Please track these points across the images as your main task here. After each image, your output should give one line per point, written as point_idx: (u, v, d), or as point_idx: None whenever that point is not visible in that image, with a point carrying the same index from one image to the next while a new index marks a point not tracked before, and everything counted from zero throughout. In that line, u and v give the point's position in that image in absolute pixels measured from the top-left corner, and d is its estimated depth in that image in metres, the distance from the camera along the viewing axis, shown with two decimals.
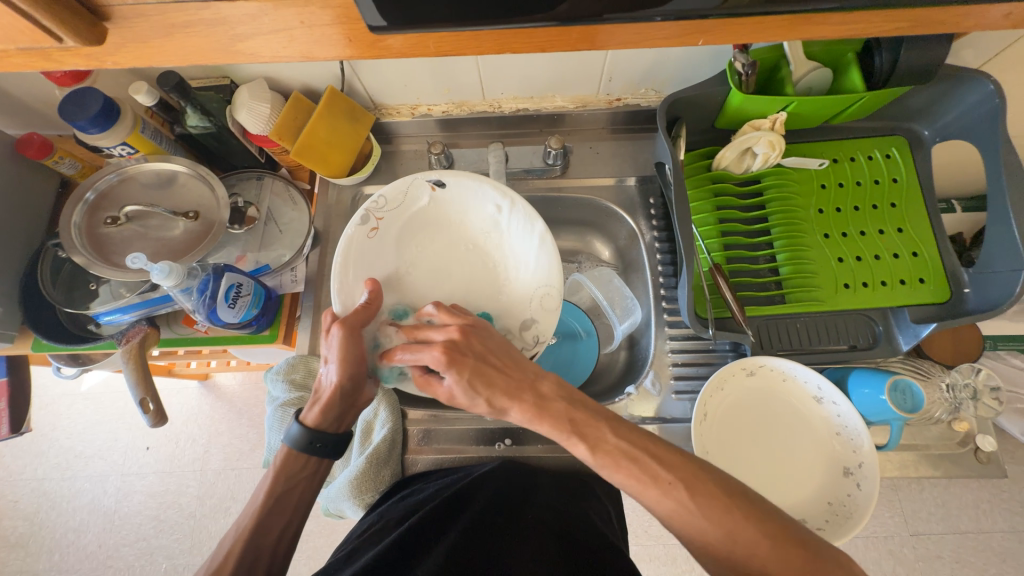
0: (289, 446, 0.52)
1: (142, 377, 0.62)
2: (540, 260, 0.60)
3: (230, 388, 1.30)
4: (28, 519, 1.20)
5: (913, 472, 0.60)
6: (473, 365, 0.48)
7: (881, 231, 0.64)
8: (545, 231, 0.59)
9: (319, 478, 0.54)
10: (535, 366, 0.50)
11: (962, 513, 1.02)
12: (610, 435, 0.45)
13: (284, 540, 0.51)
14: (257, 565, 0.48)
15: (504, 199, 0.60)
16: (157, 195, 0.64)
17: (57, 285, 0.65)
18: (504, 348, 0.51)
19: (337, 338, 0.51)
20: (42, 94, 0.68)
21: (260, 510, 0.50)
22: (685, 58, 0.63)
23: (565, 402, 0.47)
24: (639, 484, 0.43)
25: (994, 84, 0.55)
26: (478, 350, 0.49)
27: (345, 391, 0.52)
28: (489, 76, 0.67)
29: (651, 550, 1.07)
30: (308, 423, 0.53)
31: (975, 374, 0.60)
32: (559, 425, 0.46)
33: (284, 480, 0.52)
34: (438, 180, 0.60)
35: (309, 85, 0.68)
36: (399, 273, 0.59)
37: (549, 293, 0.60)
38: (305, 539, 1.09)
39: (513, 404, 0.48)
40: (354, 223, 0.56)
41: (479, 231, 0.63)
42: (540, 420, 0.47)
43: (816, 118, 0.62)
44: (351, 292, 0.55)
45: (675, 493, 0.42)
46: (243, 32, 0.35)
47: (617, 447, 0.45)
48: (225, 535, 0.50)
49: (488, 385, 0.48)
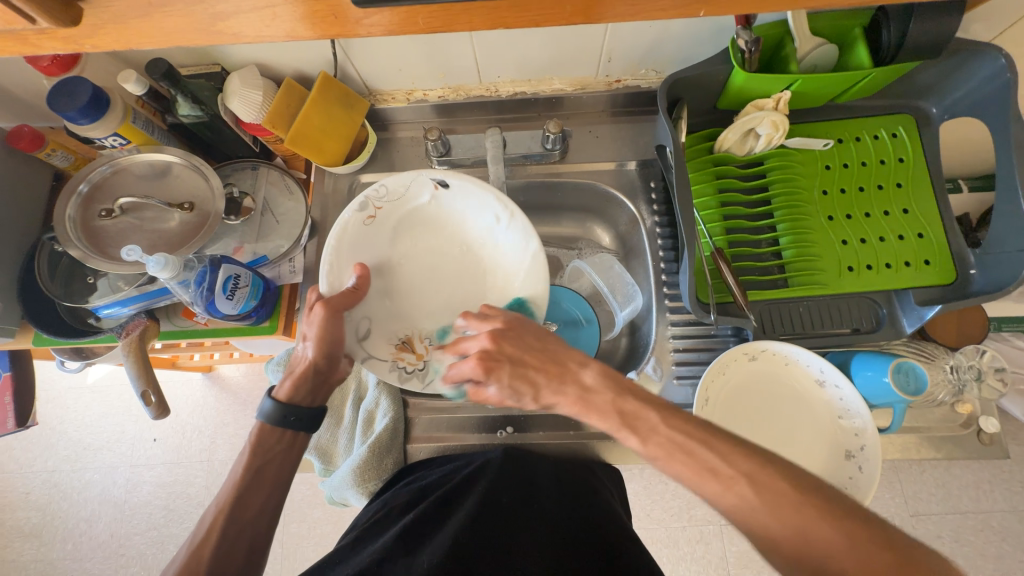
0: (262, 420, 0.53)
1: (143, 369, 0.62)
2: (529, 278, 0.58)
3: (234, 380, 1.31)
4: (40, 510, 1.22)
5: (915, 454, 0.60)
6: (510, 369, 0.47)
7: (885, 212, 0.63)
8: (540, 250, 0.58)
9: (296, 452, 0.54)
10: (571, 356, 0.48)
11: (963, 493, 1.03)
12: (662, 424, 0.43)
13: (265, 514, 0.51)
14: (240, 538, 0.48)
15: (503, 210, 0.58)
16: (151, 186, 0.64)
17: (54, 279, 0.64)
18: (537, 342, 0.49)
19: (317, 316, 0.51)
20: (31, 84, 0.67)
21: (239, 484, 0.50)
22: (687, 36, 0.62)
23: (610, 393, 0.46)
24: (699, 476, 0.41)
25: (1006, 58, 0.53)
26: (513, 353, 0.48)
27: (318, 368, 0.53)
28: (485, 58, 0.66)
29: (654, 533, 1.08)
30: (281, 398, 0.53)
31: (980, 356, 0.60)
32: (606, 417, 0.45)
33: (260, 454, 0.52)
34: (442, 180, 0.59)
35: (301, 70, 0.66)
36: (391, 262, 0.60)
37: (532, 312, 0.58)
38: (312, 526, 1.11)
39: (557, 399, 0.47)
40: (353, 208, 0.57)
41: (475, 236, 0.61)
42: (588, 413, 0.46)
43: (821, 96, 0.60)
44: (340, 275, 0.55)
45: (737, 487, 0.39)
46: (225, 10, 0.34)
47: (669, 438, 0.42)
48: (205, 510, 0.50)
49: (531, 386, 0.47)
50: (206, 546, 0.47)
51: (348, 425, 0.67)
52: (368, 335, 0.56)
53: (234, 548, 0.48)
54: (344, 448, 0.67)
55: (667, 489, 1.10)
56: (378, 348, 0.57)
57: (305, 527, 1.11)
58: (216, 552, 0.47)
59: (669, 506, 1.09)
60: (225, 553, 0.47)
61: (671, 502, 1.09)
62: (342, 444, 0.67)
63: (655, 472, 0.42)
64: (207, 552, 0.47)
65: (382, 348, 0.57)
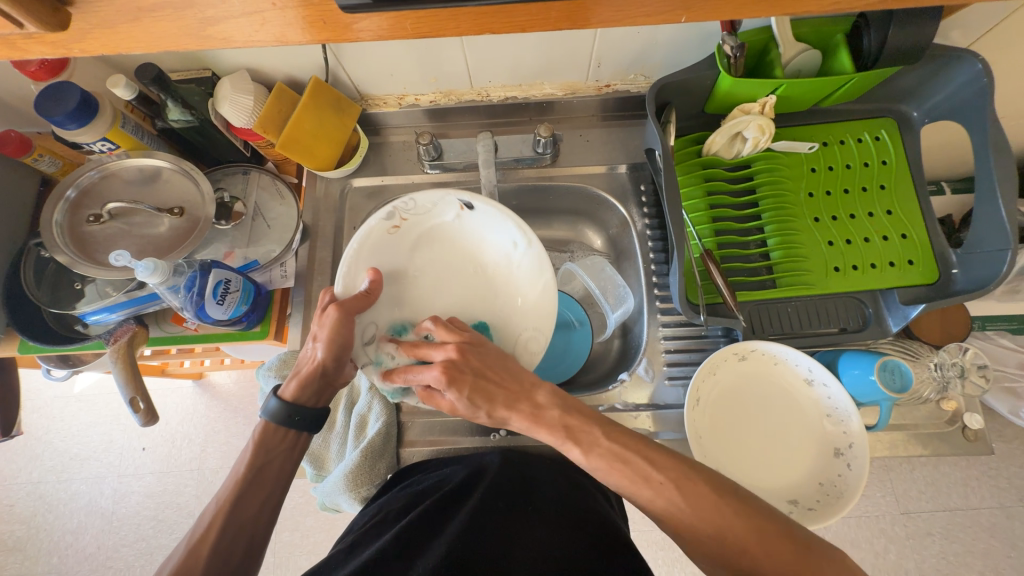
0: (267, 419, 0.52)
1: (131, 376, 0.61)
2: (540, 303, 0.59)
3: (225, 387, 1.29)
4: (24, 522, 1.20)
5: (903, 451, 0.61)
6: (472, 382, 0.48)
7: (870, 213, 0.64)
8: (552, 280, 0.58)
9: (297, 451, 0.54)
10: (530, 376, 0.50)
11: (952, 490, 1.04)
12: (603, 437, 0.46)
13: (265, 510, 0.50)
14: (239, 536, 0.48)
15: (523, 238, 0.59)
16: (140, 191, 0.63)
17: (41, 285, 0.64)
18: (500, 360, 0.50)
19: (330, 319, 0.51)
20: (17, 89, 0.66)
21: (240, 482, 0.50)
22: (675, 42, 0.63)
23: (559, 410, 0.48)
24: (632, 483, 0.44)
25: (982, 63, 0.54)
26: (477, 366, 0.49)
27: (325, 371, 0.53)
28: (475, 63, 0.66)
29: (649, 535, 1.08)
30: (286, 397, 0.53)
31: (962, 354, 0.62)
32: (554, 432, 0.47)
33: (262, 453, 0.51)
34: (469, 202, 0.59)
35: (292, 76, 0.67)
36: (406, 273, 0.59)
37: (535, 338, 0.58)
38: (305, 535, 1.10)
39: (511, 413, 0.48)
40: (380, 216, 0.57)
41: (491, 261, 0.61)
42: (538, 428, 0.47)
43: (805, 100, 0.61)
44: (355, 278, 0.55)
45: (666, 492, 0.43)
46: (214, 15, 0.34)
47: (609, 450, 0.45)
48: (204, 510, 0.49)
49: (487, 400, 0.48)
50: (204, 547, 0.46)
51: (340, 430, 0.67)
52: (374, 339, 0.55)
53: (232, 549, 0.47)
54: (336, 454, 0.67)
55: None
56: (379, 353, 0.54)
57: (298, 535, 1.10)
58: (215, 550, 0.46)
59: None
60: (224, 551, 0.46)
61: None
62: (334, 450, 0.67)
63: (642, 477, 0.42)
64: (206, 550, 0.46)
65: (386, 353, 0.54)
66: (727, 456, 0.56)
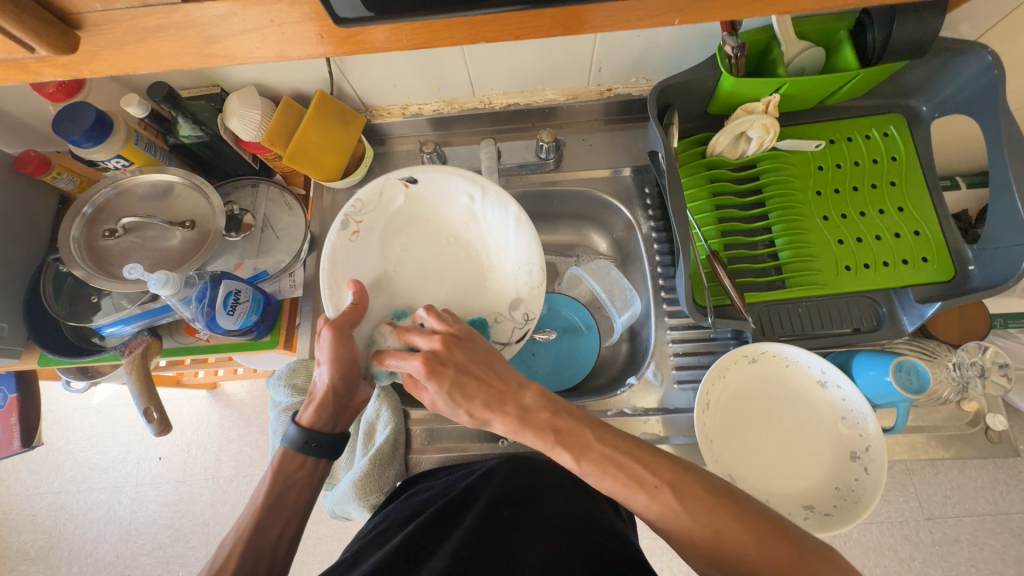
0: (285, 446, 0.53)
1: (145, 387, 0.63)
2: (519, 240, 0.61)
3: (238, 396, 1.31)
4: (46, 532, 1.22)
5: (923, 454, 0.59)
6: (454, 376, 0.47)
7: (880, 210, 0.63)
8: (519, 212, 0.60)
9: (317, 480, 0.54)
10: (515, 377, 0.49)
11: (979, 494, 1.01)
12: (595, 441, 0.45)
13: (285, 538, 0.51)
14: (257, 566, 0.48)
15: (476, 188, 0.61)
16: (154, 206, 0.65)
17: (59, 299, 0.65)
18: (486, 357, 0.50)
19: (327, 340, 0.51)
20: (37, 110, 0.69)
21: (260, 510, 0.51)
22: (676, 44, 0.62)
23: (548, 412, 0.47)
24: (626, 488, 0.43)
25: (992, 56, 0.53)
26: (460, 361, 0.48)
27: (337, 392, 0.53)
28: (477, 72, 0.67)
29: (663, 543, 1.06)
30: (304, 424, 0.54)
31: (982, 352, 0.60)
32: (542, 435, 0.46)
33: (281, 481, 0.52)
34: (410, 176, 0.60)
35: (299, 89, 0.68)
36: (387, 274, 0.59)
37: (533, 272, 0.61)
38: (317, 543, 1.10)
39: (494, 416, 0.48)
40: (336, 228, 0.56)
41: (457, 222, 0.63)
42: (523, 430, 0.47)
43: (809, 98, 0.61)
44: (340, 295, 0.55)
45: (662, 496, 0.42)
46: (216, 33, 0.35)
47: (602, 454, 0.44)
48: (226, 536, 0.49)
49: (467, 398, 0.48)
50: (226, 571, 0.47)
51: (349, 437, 0.67)
52: (386, 346, 0.56)
53: None
54: (345, 461, 0.67)
55: None
56: None
57: (311, 543, 1.10)
58: None
59: None
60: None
61: None
62: (344, 457, 0.67)
63: (646, 485, 0.42)
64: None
65: None
66: (741, 461, 0.55)
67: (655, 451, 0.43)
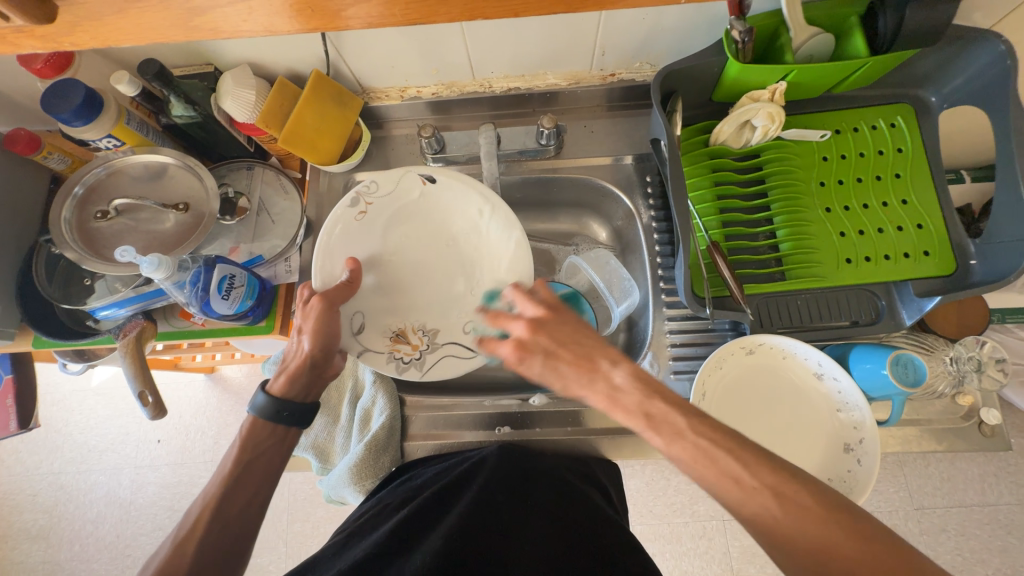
0: (255, 415, 0.51)
1: (138, 370, 0.62)
2: (515, 262, 0.60)
3: (236, 380, 1.32)
4: (47, 511, 1.24)
5: (916, 447, 0.60)
6: (544, 360, 0.45)
7: (883, 203, 0.62)
8: (522, 238, 0.60)
9: (287, 447, 0.53)
10: (605, 352, 0.44)
11: (968, 486, 1.02)
12: (688, 427, 0.39)
13: (253, 507, 0.48)
14: (226, 532, 0.46)
15: (489, 204, 0.60)
16: (146, 188, 0.64)
17: (53, 282, 0.65)
18: (574, 334, 0.46)
19: (314, 310, 0.52)
20: (27, 86, 0.67)
21: (226, 479, 0.48)
22: (681, 27, 0.61)
23: (641, 394, 0.41)
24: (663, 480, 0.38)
25: (1005, 45, 0.52)
26: (548, 343, 0.46)
27: (316, 361, 0.53)
28: (478, 53, 0.65)
29: (656, 529, 1.08)
30: (274, 393, 0.52)
31: (980, 347, 0.59)
32: (632, 417, 0.41)
33: (250, 448, 0.50)
34: (431, 175, 0.60)
35: (294, 70, 0.66)
36: (381, 258, 0.60)
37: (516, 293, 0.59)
38: (316, 525, 1.12)
39: (585, 393, 0.43)
40: (344, 204, 0.57)
41: (460, 231, 0.62)
42: (614, 411, 0.42)
43: (818, 87, 0.59)
44: (332, 269, 0.56)
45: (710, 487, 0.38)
46: (202, 4, 0.36)
47: (695, 444, 0.39)
48: (192, 503, 0.47)
49: (561, 380, 0.44)
50: (191, 540, 0.45)
51: (345, 423, 0.67)
52: (363, 329, 0.58)
53: (222, 542, 0.45)
54: (341, 447, 0.67)
55: (668, 485, 1.10)
56: (374, 342, 0.58)
57: (309, 526, 1.12)
58: (203, 545, 0.45)
59: (672, 502, 1.09)
60: (211, 547, 0.45)
61: (673, 497, 1.09)
62: (339, 443, 0.67)
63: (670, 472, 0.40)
64: (192, 546, 0.45)
65: (377, 342, 0.58)
66: None
67: (661, 437, 0.40)
